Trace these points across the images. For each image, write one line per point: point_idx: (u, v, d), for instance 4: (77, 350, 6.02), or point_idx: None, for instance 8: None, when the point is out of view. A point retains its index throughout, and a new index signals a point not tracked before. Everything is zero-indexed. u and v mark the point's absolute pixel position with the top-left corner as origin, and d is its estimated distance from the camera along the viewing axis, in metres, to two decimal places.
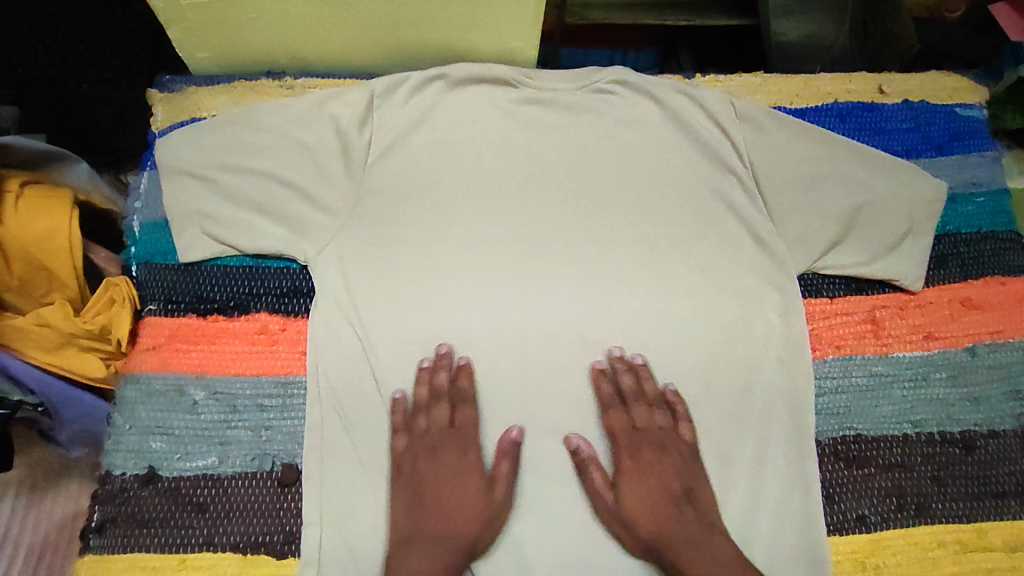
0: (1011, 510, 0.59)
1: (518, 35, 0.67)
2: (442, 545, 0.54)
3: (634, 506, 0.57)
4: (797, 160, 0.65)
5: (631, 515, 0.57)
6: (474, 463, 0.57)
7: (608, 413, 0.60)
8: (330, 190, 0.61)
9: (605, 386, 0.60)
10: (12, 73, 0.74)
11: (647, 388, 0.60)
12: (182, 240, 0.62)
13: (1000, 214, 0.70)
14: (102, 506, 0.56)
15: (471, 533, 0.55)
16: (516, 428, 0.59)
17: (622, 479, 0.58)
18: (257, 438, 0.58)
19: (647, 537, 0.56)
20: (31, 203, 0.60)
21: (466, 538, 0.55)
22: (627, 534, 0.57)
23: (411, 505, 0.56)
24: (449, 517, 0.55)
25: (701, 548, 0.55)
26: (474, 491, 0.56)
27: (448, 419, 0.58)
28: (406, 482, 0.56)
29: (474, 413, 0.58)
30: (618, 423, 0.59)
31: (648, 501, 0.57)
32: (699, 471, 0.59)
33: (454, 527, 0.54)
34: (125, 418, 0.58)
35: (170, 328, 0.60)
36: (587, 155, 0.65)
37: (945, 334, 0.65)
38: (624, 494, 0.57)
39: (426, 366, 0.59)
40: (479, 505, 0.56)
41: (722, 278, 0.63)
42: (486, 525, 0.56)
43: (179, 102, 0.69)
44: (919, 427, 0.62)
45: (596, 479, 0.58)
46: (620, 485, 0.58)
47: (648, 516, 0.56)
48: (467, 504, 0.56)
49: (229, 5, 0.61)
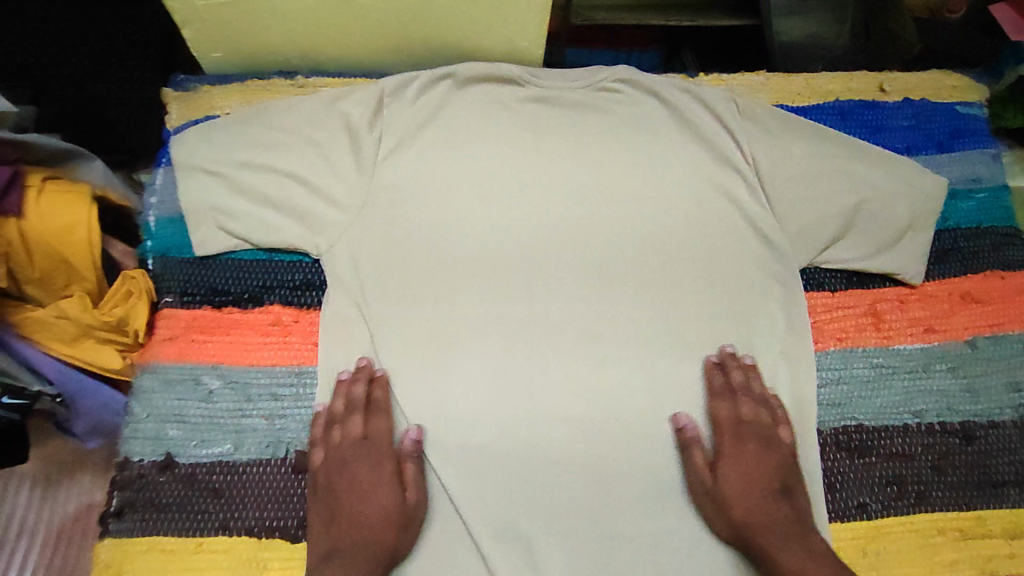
0: (1010, 499, 0.60)
1: (524, 35, 0.69)
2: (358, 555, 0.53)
3: (732, 490, 0.57)
4: (800, 157, 0.67)
5: (729, 501, 0.57)
6: (388, 471, 0.57)
7: (714, 402, 0.61)
8: (342, 185, 0.63)
9: (717, 378, 0.62)
10: (29, 74, 0.76)
11: (754, 385, 0.61)
12: (197, 234, 0.63)
13: (999, 210, 0.72)
14: (120, 492, 0.57)
15: (386, 542, 0.54)
16: (414, 428, 0.59)
17: (721, 466, 0.59)
18: (271, 426, 0.60)
19: (738, 522, 0.56)
20: (51, 198, 0.62)
21: (383, 547, 0.54)
22: (718, 516, 0.57)
23: (330, 520, 0.56)
24: (364, 529, 0.55)
25: (793, 539, 0.55)
26: (388, 499, 0.56)
27: (362, 430, 0.58)
28: (325, 497, 0.57)
29: (388, 423, 0.59)
30: (725, 413, 0.61)
31: (746, 488, 0.57)
32: (797, 470, 0.59)
33: (371, 538, 0.54)
34: (142, 407, 0.59)
35: (186, 319, 0.62)
36: (592, 151, 0.67)
37: (944, 327, 0.66)
38: (724, 480, 0.58)
39: (345, 378, 0.60)
40: (395, 512, 0.56)
41: (727, 272, 0.65)
42: (401, 532, 0.56)
43: (193, 101, 0.71)
44: (918, 417, 0.63)
45: (696, 459, 0.59)
46: (721, 469, 0.58)
47: (744, 502, 0.57)
48: (381, 512, 0.55)
49: (244, 6, 0.63)
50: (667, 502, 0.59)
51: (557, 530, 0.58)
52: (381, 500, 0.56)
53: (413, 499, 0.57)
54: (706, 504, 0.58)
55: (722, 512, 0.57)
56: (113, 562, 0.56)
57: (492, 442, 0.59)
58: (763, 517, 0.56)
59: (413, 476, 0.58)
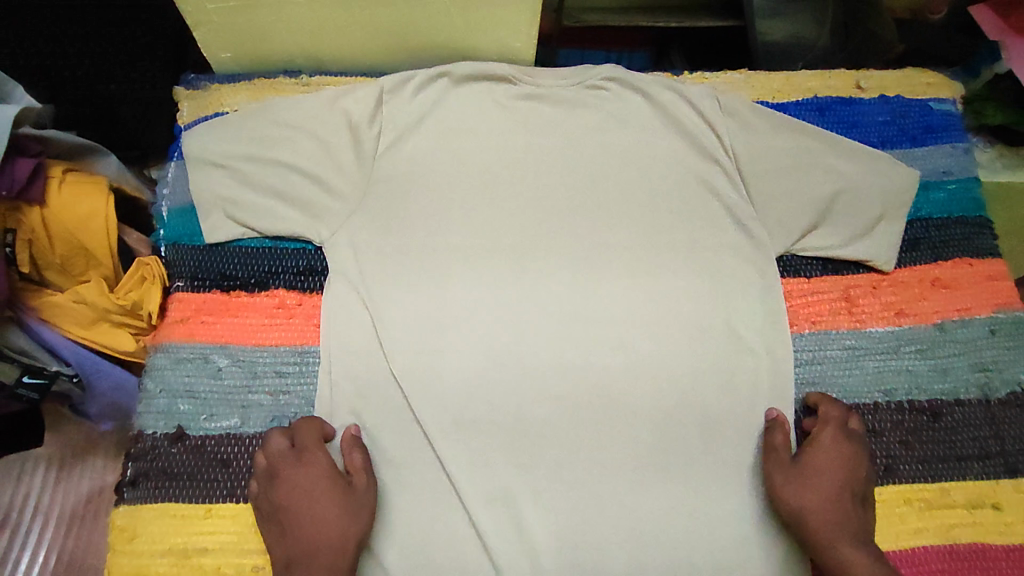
0: (973, 472, 0.64)
1: (516, 36, 0.73)
2: (320, 553, 0.55)
3: (818, 471, 0.60)
4: (778, 151, 0.70)
5: (811, 486, 0.59)
6: (325, 466, 0.58)
7: (824, 403, 0.64)
8: (343, 177, 0.67)
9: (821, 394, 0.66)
10: (46, 74, 0.79)
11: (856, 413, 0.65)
12: (207, 223, 0.67)
13: (970, 201, 0.75)
14: (135, 462, 0.61)
15: (343, 533, 0.56)
16: (353, 426, 0.62)
17: (810, 455, 0.61)
18: (276, 401, 0.63)
19: (809, 497, 0.59)
20: (72, 189, 0.66)
21: (342, 537, 0.56)
22: (788, 487, 0.60)
23: (281, 535, 0.57)
24: (318, 529, 0.56)
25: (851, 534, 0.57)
26: (332, 494, 0.57)
27: (289, 443, 0.60)
28: (271, 517, 0.58)
29: (315, 428, 0.60)
30: (830, 412, 0.63)
31: (833, 475, 0.60)
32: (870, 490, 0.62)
33: (327, 535, 0.56)
34: (155, 383, 0.63)
35: (196, 302, 0.66)
36: (581, 146, 0.71)
37: (915, 311, 0.69)
38: (813, 466, 0.60)
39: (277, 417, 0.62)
40: (345, 503, 0.57)
41: (707, 259, 0.68)
42: (355, 520, 0.57)
43: (203, 99, 0.75)
44: (887, 395, 0.67)
45: (779, 437, 0.62)
46: (810, 450, 0.61)
47: (824, 484, 0.59)
48: (329, 507, 0.57)
49: (252, 10, 0.67)
50: (648, 476, 0.63)
51: (544, 502, 0.62)
52: (326, 494, 0.57)
53: (359, 488, 0.59)
54: (782, 485, 0.60)
55: (798, 492, 0.59)
56: (128, 527, 0.60)
57: (485, 417, 0.63)
58: (837, 511, 0.58)
59: (354, 465, 0.59)
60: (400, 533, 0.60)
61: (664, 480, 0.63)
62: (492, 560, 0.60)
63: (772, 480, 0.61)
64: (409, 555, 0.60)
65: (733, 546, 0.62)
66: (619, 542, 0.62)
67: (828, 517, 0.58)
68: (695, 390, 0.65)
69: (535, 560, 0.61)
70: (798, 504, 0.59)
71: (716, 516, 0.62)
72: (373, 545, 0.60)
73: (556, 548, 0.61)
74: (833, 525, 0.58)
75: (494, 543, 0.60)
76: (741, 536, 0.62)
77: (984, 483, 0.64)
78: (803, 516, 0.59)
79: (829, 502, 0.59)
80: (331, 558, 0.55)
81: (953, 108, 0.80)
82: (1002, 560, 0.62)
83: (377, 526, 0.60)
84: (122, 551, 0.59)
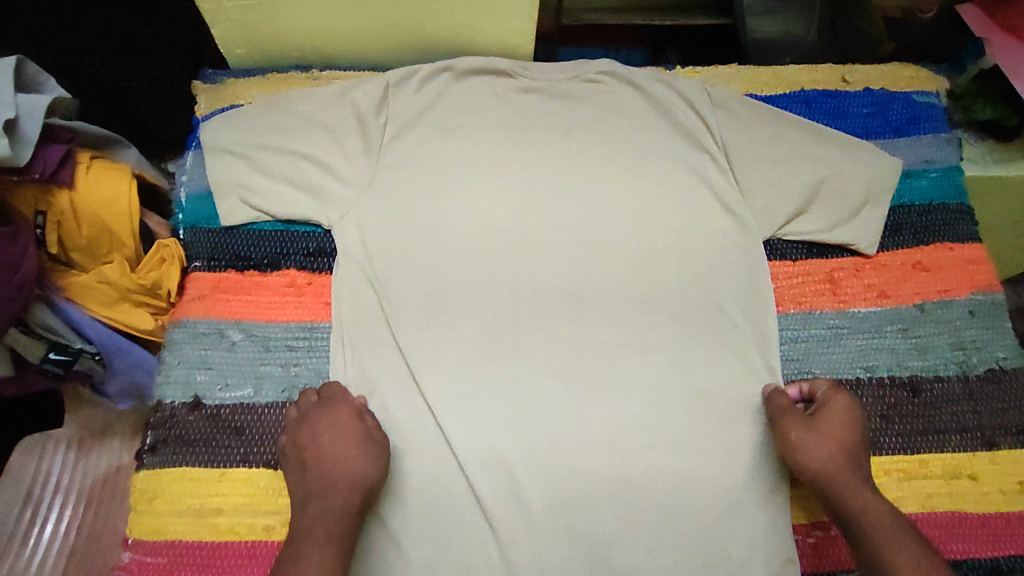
0: (951, 445, 0.67)
1: (515, 32, 0.77)
2: (340, 491, 0.59)
3: (830, 430, 0.63)
4: (764, 139, 0.73)
5: (824, 442, 0.62)
6: (346, 417, 0.62)
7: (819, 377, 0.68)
8: (351, 165, 0.71)
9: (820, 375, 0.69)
10: (70, 70, 0.85)
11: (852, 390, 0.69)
12: (223, 208, 0.72)
13: (952, 188, 0.78)
14: (154, 430, 0.65)
15: (361, 475, 0.60)
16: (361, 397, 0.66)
17: (822, 415, 0.64)
18: (287, 373, 0.67)
19: (824, 457, 0.62)
20: (98, 173, 0.70)
21: (361, 479, 0.60)
22: (805, 449, 0.62)
23: (301, 474, 0.61)
24: (339, 470, 0.60)
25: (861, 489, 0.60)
26: (351, 440, 0.61)
27: (315, 398, 0.65)
28: (293, 459, 0.62)
29: (338, 386, 0.65)
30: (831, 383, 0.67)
31: (843, 433, 0.63)
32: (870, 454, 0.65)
33: (348, 476, 0.59)
34: (174, 355, 0.67)
35: (212, 281, 0.70)
36: (578, 135, 0.74)
37: (896, 293, 0.72)
38: (824, 424, 0.63)
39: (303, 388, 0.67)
40: (364, 450, 0.61)
41: (695, 242, 0.71)
42: (373, 467, 0.61)
43: (220, 92, 0.79)
44: (869, 372, 0.70)
45: (783, 402, 0.65)
46: (822, 411, 0.64)
47: (838, 442, 0.62)
48: (350, 450, 0.61)
49: (268, 9, 0.71)
50: (639, 446, 0.66)
51: (539, 469, 0.65)
52: (347, 440, 0.61)
53: (376, 439, 0.63)
54: (804, 441, 0.63)
55: (812, 449, 0.62)
56: (148, 489, 0.64)
57: (484, 387, 0.66)
58: (849, 464, 0.61)
59: (369, 419, 0.64)
60: (402, 497, 0.64)
61: (655, 450, 0.66)
62: (490, 522, 0.64)
63: (788, 436, 0.63)
64: (411, 516, 0.63)
65: (719, 512, 0.64)
66: (611, 507, 0.64)
67: (842, 470, 0.61)
68: (683, 366, 0.68)
69: (531, 524, 0.64)
70: (813, 461, 0.62)
71: (704, 483, 0.65)
72: (378, 507, 0.64)
73: (551, 512, 0.64)
74: (846, 477, 0.61)
75: (491, 505, 0.64)
76: (726, 504, 0.64)
77: (961, 455, 0.67)
78: (819, 471, 0.61)
79: (841, 457, 0.62)
80: (349, 496, 0.59)
81: (936, 100, 0.83)
82: (978, 528, 0.65)
83: (381, 489, 0.64)
84: (143, 512, 0.63)
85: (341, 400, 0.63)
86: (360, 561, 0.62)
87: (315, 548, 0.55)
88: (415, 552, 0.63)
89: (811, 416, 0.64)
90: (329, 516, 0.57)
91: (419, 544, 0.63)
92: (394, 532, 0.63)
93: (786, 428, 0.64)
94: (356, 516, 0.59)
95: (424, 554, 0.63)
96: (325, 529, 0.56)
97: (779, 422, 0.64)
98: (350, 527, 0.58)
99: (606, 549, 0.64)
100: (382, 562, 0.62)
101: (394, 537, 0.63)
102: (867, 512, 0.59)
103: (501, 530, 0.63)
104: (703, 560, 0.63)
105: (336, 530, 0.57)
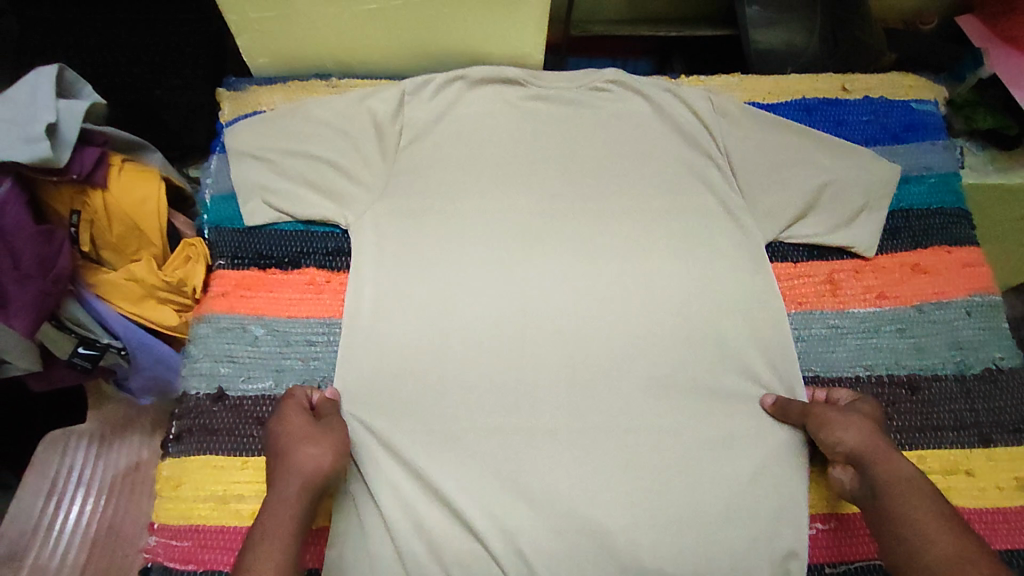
0: (949, 441, 0.69)
1: (527, 42, 0.80)
2: (289, 475, 0.58)
3: (863, 412, 0.64)
4: (765, 145, 0.76)
5: (858, 423, 0.62)
6: (295, 409, 0.63)
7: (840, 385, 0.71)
8: (367, 168, 0.74)
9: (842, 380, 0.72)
10: (98, 81, 0.88)
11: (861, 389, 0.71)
12: (247, 209, 0.75)
13: (949, 193, 0.80)
14: (180, 419, 0.69)
15: (311, 460, 0.59)
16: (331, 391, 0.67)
17: (854, 402, 0.66)
18: (306, 366, 0.70)
19: (864, 432, 0.62)
20: (129, 176, 0.74)
21: (311, 464, 0.59)
22: (843, 425, 0.62)
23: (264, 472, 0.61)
24: (288, 456, 0.59)
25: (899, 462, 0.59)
26: (297, 428, 0.61)
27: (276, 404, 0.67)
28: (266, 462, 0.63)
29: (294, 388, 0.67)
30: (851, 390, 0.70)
31: (876, 417, 0.64)
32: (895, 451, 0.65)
33: (297, 461, 0.59)
34: (199, 349, 0.71)
35: (236, 278, 0.73)
36: (584, 140, 0.77)
37: (895, 294, 0.75)
38: (856, 409, 0.64)
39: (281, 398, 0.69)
40: (313, 436, 0.61)
41: (698, 242, 0.74)
42: (326, 451, 0.60)
43: (243, 98, 0.83)
44: (869, 370, 0.72)
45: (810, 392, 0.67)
46: (853, 401, 0.66)
47: (873, 422, 0.63)
48: (299, 436, 0.60)
49: (293, 21, 0.75)
50: (639, 438, 0.67)
51: (542, 459, 0.66)
52: (297, 428, 0.61)
53: (328, 428, 0.62)
54: (841, 418, 0.63)
55: (847, 427, 0.62)
56: (173, 476, 0.67)
57: (490, 378, 0.68)
58: (881, 441, 0.61)
59: (325, 414, 0.64)
60: (409, 487, 0.65)
61: (658, 444, 0.67)
62: (494, 512, 0.64)
63: (820, 419, 0.64)
64: (416, 506, 0.64)
65: (722, 506, 0.65)
66: (613, 498, 0.65)
67: (875, 446, 0.61)
68: (686, 364, 0.70)
69: (532, 514, 0.64)
70: (845, 439, 0.62)
71: (708, 476, 0.66)
72: (386, 499, 0.64)
73: (552, 502, 0.65)
74: (884, 450, 0.60)
75: (493, 496, 0.65)
76: (729, 499, 0.66)
77: (958, 451, 0.69)
78: (852, 448, 0.61)
79: (879, 433, 0.62)
80: (298, 480, 0.58)
81: (934, 108, 0.86)
82: (975, 522, 0.67)
83: (390, 480, 0.65)
84: (169, 497, 0.66)
85: (291, 396, 0.65)
86: (367, 551, 0.63)
87: (265, 533, 0.54)
88: (420, 543, 0.63)
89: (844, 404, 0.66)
90: (279, 500, 0.56)
91: (424, 533, 0.64)
92: (399, 523, 0.64)
93: (815, 415, 0.65)
94: (307, 500, 0.57)
95: (429, 545, 0.63)
96: (274, 512, 0.56)
97: (809, 412, 0.65)
98: (301, 510, 0.56)
99: (609, 540, 0.64)
100: (389, 552, 0.63)
101: (399, 528, 0.64)
102: (902, 484, 0.58)
103: (504, 519, 0.64)
104: (707, 554, 0.64)
105: (285, 513, 0.56)
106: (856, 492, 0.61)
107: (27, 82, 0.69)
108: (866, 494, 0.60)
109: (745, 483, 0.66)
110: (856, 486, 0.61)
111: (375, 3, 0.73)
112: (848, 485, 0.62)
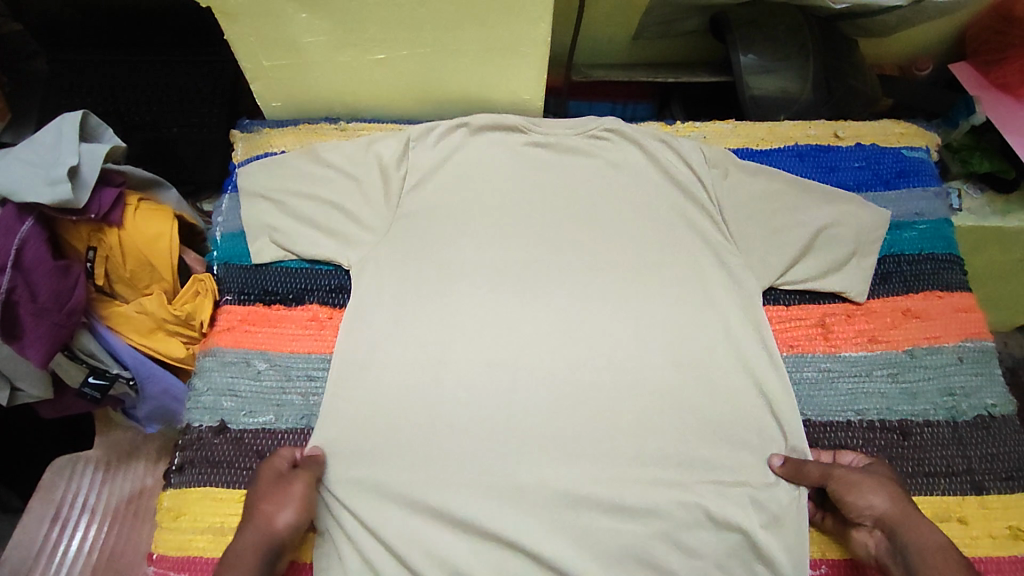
0: (941, 487, 0.69)
1: (527, 90, 0.84)
2: (247, 529, 0.61)
3: (879, 475, 0.65)
4: (755, 194, 0.78)
5: (881, 486, 0.63)
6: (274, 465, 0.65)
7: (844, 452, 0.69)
8: (369, 210, 0.77)
9: (832, 436, 0.72)
10: (121, 119, 0.94)
11: (852, 437, 0.72)
12: (255, 247, 0.78)
13: (940, 238, 0.81)
14: (183, 451, 0.71)
15: (269, 519, 0.61)
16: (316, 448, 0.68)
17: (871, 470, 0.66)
18: (307, 402, 0.73)
19: (886, 509, 0.62)
20: (144, 214, 0.77)
21: (271, 521, 0.61)
22: (875, 501, 0.63)
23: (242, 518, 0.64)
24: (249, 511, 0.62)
25: (914, 526, 0.61)
26: (268, 485, 0.64)
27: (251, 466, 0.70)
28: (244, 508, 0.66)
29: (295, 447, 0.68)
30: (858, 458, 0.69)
31: (891, 482, 0.64)
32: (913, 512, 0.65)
33: (260, 516, 0.61)
34: (204, 382, 0.73)
35: (242, 313, 0.76)
36: (579, 186, 0.80)
37: (886, 338, 0.76)
38: (881, 472, 0.65)
39: (273, 439, 0.71)
40: (274, 492, 0.63)
41: (685, 288, 0.75)
42: (285, 508, 0.62)
43: (255, 140, 0.86)
44: (860, 415, 0.73)
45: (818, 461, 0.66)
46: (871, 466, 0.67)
47: (891, 488, 0.63)
48: (260, 493, 0.63)
49: (304, 68, 0.79)
50: (629, 482, 0.68)
51: (525, 503, 0.66)
52: (263, 484, 0.64)
53: (297, 485, 0.64)
54: (866, 492, 0.63)
55: (869, 496, 0.63)
56: (174, 506, 0.68)
57: (481, 419, 0.69)
58: (909, 508, 0.62)
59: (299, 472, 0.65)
60: (398, 525, 0.66)
61: (643, 488, 0.67)
62: (477, 555, 0.65)
63: (843, 483, 0.64)
64: (401, 546, 0.65)
65: (707, 550, 0.66)
66: (598, 544, 0.66)
67: (902, 511, 0.62)
68: (674, 407, 0.71)
69: (515, 558, 0.65)
70: (874, 504, 0.62)
71: (692, 521, 0.66)
72: (379, 535, 0.66)
73: (536, 547, 0.65)
74: (907, 517, 0.61)
75: (475, 540, 0.66)
76: (715, 545, 0.66)
77: (952, 498, 0.69)
78: (882, 513, 0.62)
79: (899, 500, 0.63)
80: (255, 535, 0.60)
81: (925, 155, 0.88)
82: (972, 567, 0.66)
83: (380, 519, 0.66)
84: (168, 528, 0.68)
85: (275, 454, 0.66)
86: None
87: None
88: None
89: (863, 471, 0.65)
90: (235, 555, 0.59)
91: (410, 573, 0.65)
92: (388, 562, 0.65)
93: (837, 477, 0.65)
94: (265, 556, 0.60)
95: None
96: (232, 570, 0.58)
97: (832, 475, 0.65)
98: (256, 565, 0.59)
99: None
100: None
101: (385, 564, 0.65)
102: (930, 556, 0.58)
103: (488, 563, 0.65)
104: None
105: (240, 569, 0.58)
106: (882, 557, 0.62)
107: (52, 129, 0.73)
108: (897, 560, 0.61)
109: (731, 532, 0.66)
110: (884, 552, 0.62)
111: (382, 53, 0.77)
112: (872, 549, 0.63)
